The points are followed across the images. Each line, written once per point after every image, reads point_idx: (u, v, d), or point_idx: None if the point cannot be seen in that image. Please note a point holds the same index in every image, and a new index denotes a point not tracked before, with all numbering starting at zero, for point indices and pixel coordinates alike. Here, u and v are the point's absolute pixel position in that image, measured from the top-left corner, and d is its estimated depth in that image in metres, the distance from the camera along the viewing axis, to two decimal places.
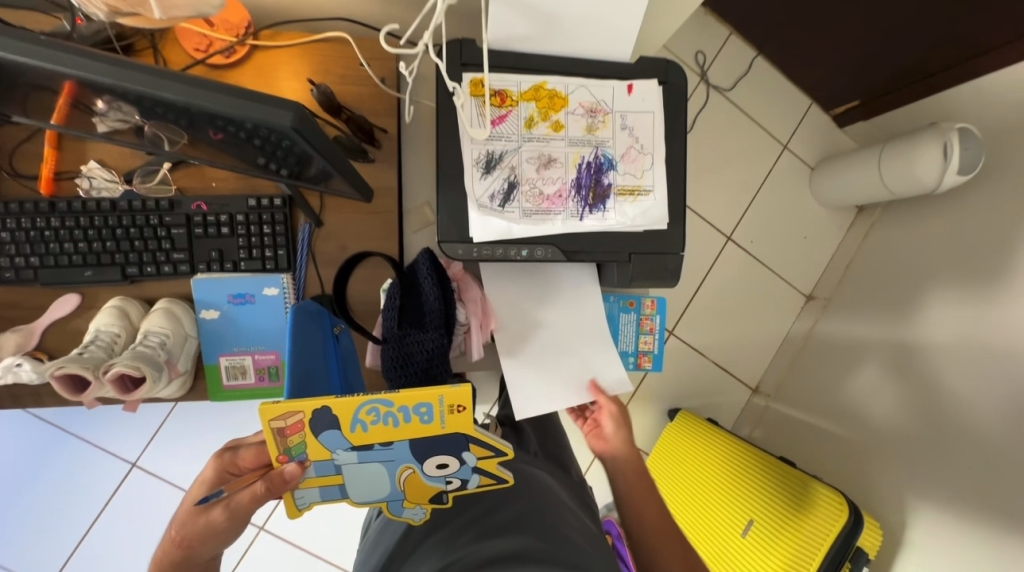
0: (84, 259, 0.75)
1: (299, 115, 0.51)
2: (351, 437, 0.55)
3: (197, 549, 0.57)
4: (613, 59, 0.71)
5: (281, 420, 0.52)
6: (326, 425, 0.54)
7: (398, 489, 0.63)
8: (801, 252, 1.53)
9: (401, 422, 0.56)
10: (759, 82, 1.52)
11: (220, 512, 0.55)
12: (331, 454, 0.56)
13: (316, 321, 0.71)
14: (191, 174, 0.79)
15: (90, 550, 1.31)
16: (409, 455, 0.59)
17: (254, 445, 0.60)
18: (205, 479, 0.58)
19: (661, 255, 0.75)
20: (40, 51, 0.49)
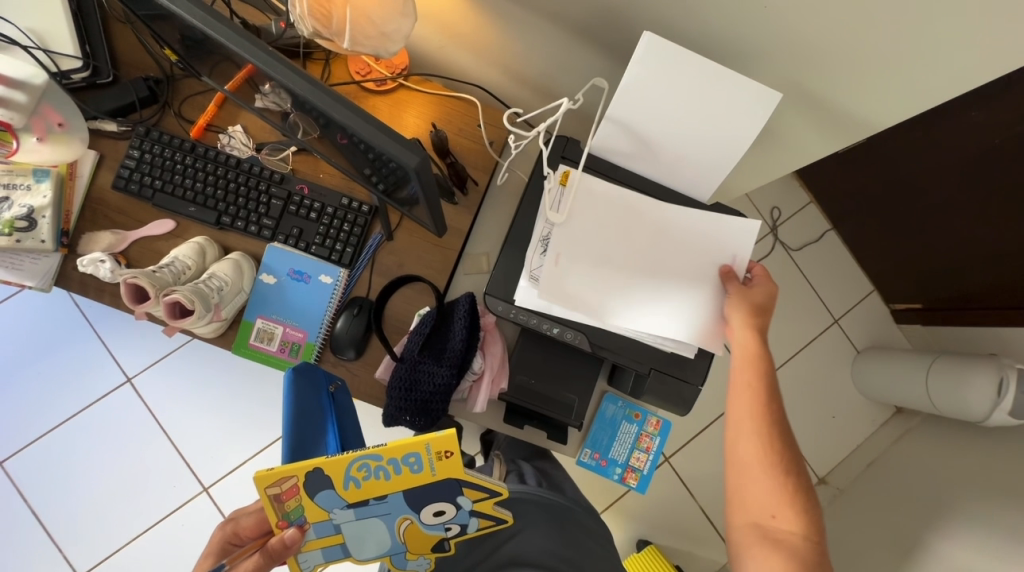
0: (194, 197, 0.86)
1: (424, 164, 0.57)
2: (345, 494, 0.63)
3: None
4: (692, 197, 0.79)
5: (277, 487, 0.60)
6: (321, 486, 0.61)
7: (400, 541, 0.71)
8: (829, 431, 1.60)
9: (393, 474, 0.63)
10: (825, 253, 1.67)
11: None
12: (327, 513, 0.63)
13: (310, 383, 0.77)
14: (308, 162, 0.91)
15: (55, 444, 1.38)
16: (406, 507, 0.67)
17: (254, 514, 0.71)
18: (212, 550, 0.69)
19: (679, 382, 0.78)
20: (264, 59, 0.57)
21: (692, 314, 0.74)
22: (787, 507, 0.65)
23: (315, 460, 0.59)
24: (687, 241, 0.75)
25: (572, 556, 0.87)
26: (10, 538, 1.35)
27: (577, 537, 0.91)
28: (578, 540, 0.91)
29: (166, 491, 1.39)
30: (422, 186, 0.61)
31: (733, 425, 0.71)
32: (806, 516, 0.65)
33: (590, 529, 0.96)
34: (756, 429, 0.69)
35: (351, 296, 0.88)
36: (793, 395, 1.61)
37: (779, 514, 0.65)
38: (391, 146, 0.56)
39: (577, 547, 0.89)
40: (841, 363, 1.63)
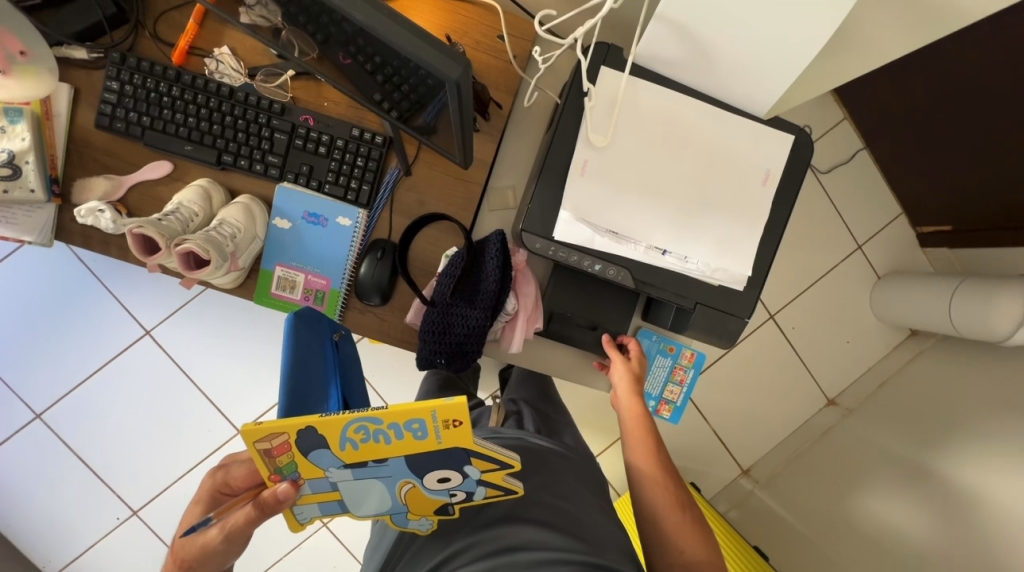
0: (189, 134, 0.77)
1: (466, 77, 0.51)
2: (341, 454, 0.58)
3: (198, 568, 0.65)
4: (748, 110, 0.70)
5: (267, 441, 0.56)
6: (315, 444, 0.57)
7: (401, 502, 0.67)
8: (840, 354, 1.59)
9: (393, 439, 0.58)
10: (856, 174, 1.57)
11: (217, 531, 0.63)
12: (323, 471, 0.60)
13: (313, 328, 0.74)
14: (309, 88, 0.80)
15: (85, 397, 1.41)
16: (406, 472, 0.62)
17: (244, 464, 0.70)
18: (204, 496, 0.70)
19: (724, 314, 0.74)
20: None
21: (748, 236, 0.71)
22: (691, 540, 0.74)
23: (309, 417, 0.55)
24: (742, 158, 0.71)
25: (568, 509, 0.78)
26: (60, 483, 1.42)
27: (572, 487, 0.83)
28: (576, 490, 0.83)
29: (201, 435, 1.44)
30: (460, 102, 0.55)
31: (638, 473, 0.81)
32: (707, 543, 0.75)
33: (591, 481, 0.90)
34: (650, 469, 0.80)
35: (372, 239, 0.82)
36: (812, 322, 1.58)
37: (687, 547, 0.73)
38: (435, 61, 0.49)
39: (571, 498, 0.80)
40: (862, 289, 1.59)
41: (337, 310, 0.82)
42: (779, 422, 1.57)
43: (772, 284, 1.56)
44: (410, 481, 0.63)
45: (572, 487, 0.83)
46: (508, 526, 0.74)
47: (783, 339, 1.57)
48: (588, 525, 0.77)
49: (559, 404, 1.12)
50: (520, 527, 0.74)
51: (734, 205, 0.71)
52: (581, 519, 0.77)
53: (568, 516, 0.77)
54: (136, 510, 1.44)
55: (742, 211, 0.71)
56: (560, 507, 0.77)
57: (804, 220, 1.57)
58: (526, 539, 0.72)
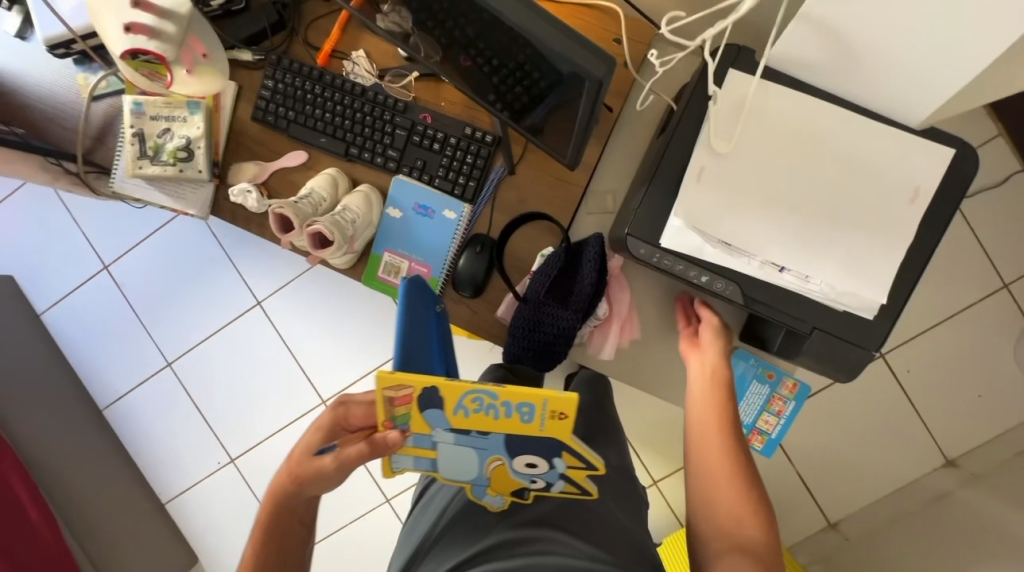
0: (325, 128, 0.87)
1: (607, 77, 0.57)
2: (451, 418, 0.61)
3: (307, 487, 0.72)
4: (898, 120, 0.63)
5: (394, 390, 0.60)
6: (432, 404, 0.61)
7: (486, 475, 0.69)
8: (969, 409, 1.36)
9: (501, 415, 0.60)
10: (1010, 200, 1.34)
11: (331, 460, 0.70)
12: (430, 429, 0.63)
13: (421, 297, 0.81)
14: (429, 89, 0.86)
15: (206, 353, 1.62)
16: (501, 449, 0.65)
17: (364, 406, 0.74)
18: (322, 425, 0.74)
19: (846, 343, 0.67)
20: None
21: (884, 261, 0.64)
22: (749, 514, 0.68)
23: (435, 377, 0.59)
24: (886, 171, 0.63)
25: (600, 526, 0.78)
26: (179, 425, 1.65)
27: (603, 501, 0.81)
28: (604, 503, 0.81)
29: (292, 399, 1.60)
30: (592, 103, 0.61)
31: (699, 441, 0.75)
32: (769, 524, 0.67)
33: (625, 491, 0.87)
34: (720, 442, 0.74)
35: (472, 233, 0.86)
36: (935, 367, 1.37)
37: (744, 522, 0.67)
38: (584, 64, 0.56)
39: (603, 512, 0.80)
40: (1006, 335, 1.35)
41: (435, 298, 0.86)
42: (881, 475, 1.39)
43: None
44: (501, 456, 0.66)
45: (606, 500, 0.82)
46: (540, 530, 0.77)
47: (896, 382, 1.38)
48: (620, 540, 0.77)
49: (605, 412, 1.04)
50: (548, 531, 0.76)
51: (872, 224, 0.64)
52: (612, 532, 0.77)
53: (595, 530, 0.77)
54: (233, 458, 1.63)
55: (882, 230, 0.64)
56: (592, 522, 0.78)
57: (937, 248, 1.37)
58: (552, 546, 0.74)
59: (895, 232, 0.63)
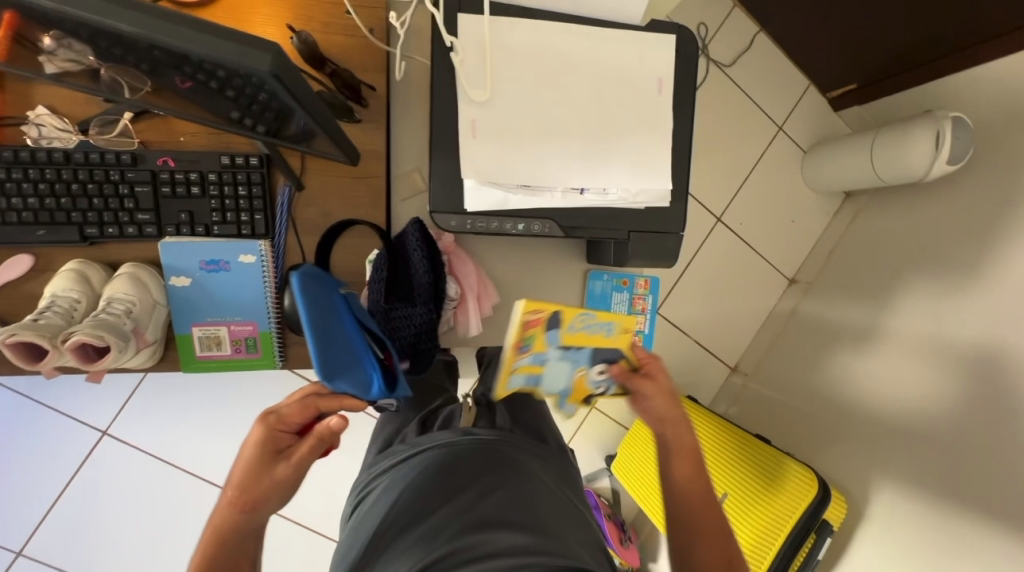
0: (36, 217, 0.68)
1: (278, 63, 0.46)
2: (563, 336, 0.70)
3: (257, 508, 0.59)
4: (623, 21, 0.67)
5: (532, 314, 0.65)
6: (556, 325, 0.68)
7: (568, 385, 0.79)
8: (790, 236, 1.64)
9: (601, 332, 0.72)
10: (758, 58, 1.58)
11: (285, 469, 0.61)
12: (547, 347, 0.71)
13: (319, 284, 0.60)
14: (157, 127, 0.71)
15: (61, 519, 1.31)
16: (587, 362, 0.76)
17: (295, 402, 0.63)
18: (253, 441, 0.61)
19: (659, 234, 0.73)
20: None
21: (659, 152, 0.69)
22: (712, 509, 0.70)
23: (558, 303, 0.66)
24: (631, 71, 0.67)
25: (539, 510, 0.68)
26: None
27: (543, 481, 0.75)
28: (542, 485, 0.73)
29: (201, 514, 1.38)
30: (292, 91, 0.50)
31: (674, 449, 0.74)
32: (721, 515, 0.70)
33: (563, 474, 0.82)
34: (692, 448, 0.74)
35: (286, 267, 0.76)
36: (756, 214, 1.62)
37: (707, 518, 0.69)
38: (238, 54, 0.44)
39: (543, 496, 0.71)
40: (793, 168, 1.63)
41: (275, 352, 0.77)
42: (751, 315, 1.64)
43: (712, 188, 1.58)
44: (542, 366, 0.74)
45: (545, 482, 0.75)
46: (482, 531, 0.64)
47: (735, 237, 1.61)
48: (562, 529, 0.67)
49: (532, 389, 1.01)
50: (490, 532, 0.64)
51: (638, 123, 0.68)
52: (550, 513, 0.68)
53: (534, 510, 0.68)
54: None
55: (647, 125, 0.69)
56: (529, 508, 0.68)
57: (723, 116, 1.57)
58: (495, 546, 0.61)
59: (657, 123, 0.69)
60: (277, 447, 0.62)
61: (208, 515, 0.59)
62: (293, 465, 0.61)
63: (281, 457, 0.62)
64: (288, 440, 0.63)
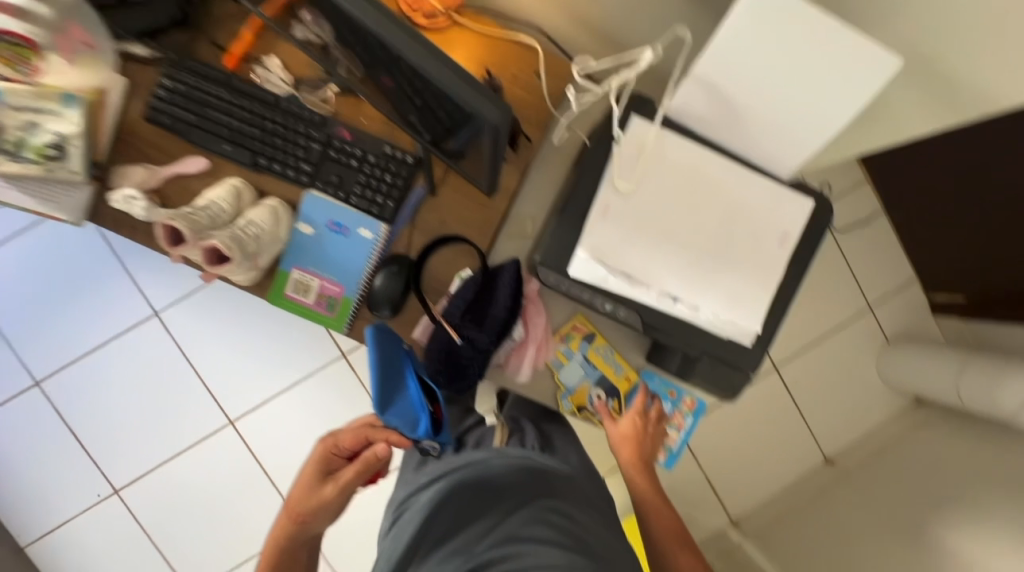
0: (230, 135, 0.81)
1: (504, 120, 0.56)
2: (592, 354, 0.86)
3: (312, 519, 0.73)
4: (772, 172, 0.72)
5: (577, 325, 0.85)
6: (589, 341, 0.85)
7: (580, 393, 0.87)
8: (842, 414, 1.56)
9: (618, 367, 0.87)
10: (871, 235, 1.58)
11: (332, 486, 0.73)
12: (576, 355, 0.86)
13: (390, 337, 0.74)
14: (348, 102, 0.83)
15: (87, 369, 1.43)
16: (599, 381, 0.87)
17: (349, 429, 0.77)
18: (315, 456, 0.76)
19: (728, 367, 0.75)
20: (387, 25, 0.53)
21: (760, 297, 0.72)
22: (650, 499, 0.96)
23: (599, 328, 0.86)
24: (759, 215, 0.72)
25: (570, 528, 0.72)
26: (51, 452, 1.43)
27: (571, 503, 0.77)
28: (579, 512, 0.77)
29: (193, 422, 1.45)
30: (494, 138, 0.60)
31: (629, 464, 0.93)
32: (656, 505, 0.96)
33: (597, 498, 0.85)
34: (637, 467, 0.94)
35: (390, 253, 0.84)
36: (816, 379, 1.56)
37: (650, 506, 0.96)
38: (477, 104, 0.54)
39: (574, 517, 0.74)
40: (870, 351, 1.57)
41: (347, 318, 0.83)
42: (772, 476, 1.54)
43: (779, 335, 1.55)
44: (565, 361, 0.86)
45: (574, 502, 0.78)
46: (521, 544, 0.68)
47: (785, 392, 1.55)
48: (594, 543, 0.72)
49: (560, 418, 1.03)
50: (530, 543, 0.68)
51: (750, 263, 0.72)
52: (582, 536, 0.72)
53: (570, 533, 0.71)
54: (118, 489, 1.44)
55: (759, 270, 0.72)
56: (562, 524, 0.72)
57: (816, 274, 1.57)
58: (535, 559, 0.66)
59: (768, 270, 0.72)
60: (329, 469, 0.76)
61: (280, 516, 0.75)
62: (335, 491, 0.73)
63: (330, 479, 0.75)
64: (337, 463, 0.77)
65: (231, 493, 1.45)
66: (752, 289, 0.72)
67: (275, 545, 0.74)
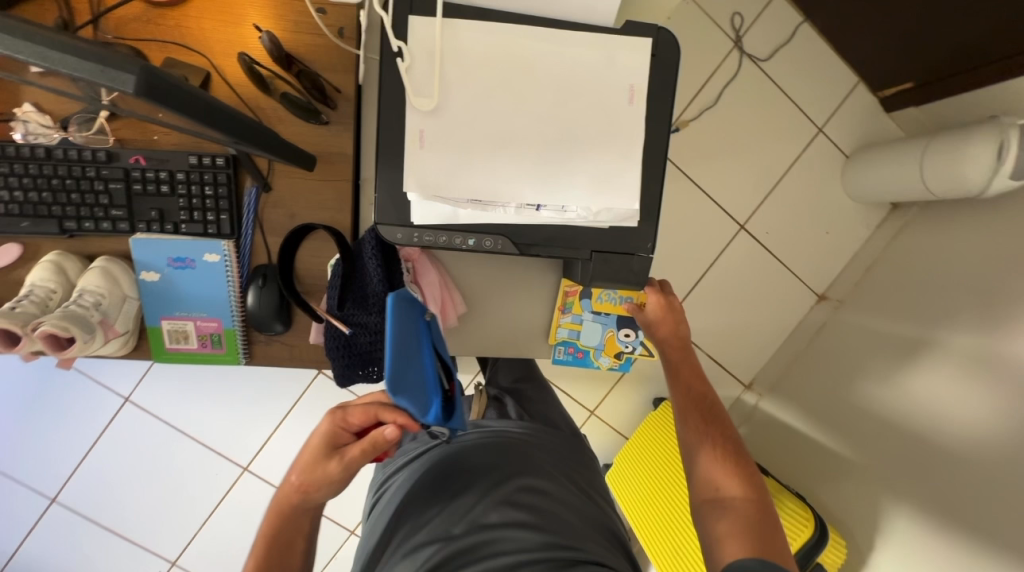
0: (20, 210, 0.72)
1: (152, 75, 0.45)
2: (597, 304, 0.85)
3: (311, 496, 0.63)
4: (594, 23, 0.61)
5: (571, 285, 0.82)
6: (588, 295, 0.84)
7: (602, 342, 0.87)
8: (821, 248, 1.50)
9: (621, 304, 0.86)
10: (798, 51, 1.44)
11: (336, 465, 0.62)
12: (583, 313, 0.85)
13: (412, 301, 0.57)
14: (131, 126, 0.73)
15: (88, 473, 1.40)
16: (613, 324, 0.87)
17: (363, 404, 0.64)
18: (322, 430, 0.64)
19: (625, 255, 0.68)
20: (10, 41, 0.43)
21: (627, 169, 0.64)
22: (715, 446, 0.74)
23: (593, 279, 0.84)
24: (597, 77, 0.62)
25: (541, 500, 0.71)
26: (96, 556, 1.43)
27: (545, 472, 0.76)
28: (554, 474, 0.76)
29: (209, 483, 1.44)
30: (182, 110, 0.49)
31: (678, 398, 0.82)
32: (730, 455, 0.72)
33: (575, 455, 0.84)
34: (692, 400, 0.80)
35: (251, 267, 0.77)
36: (784, 223, 1.48)
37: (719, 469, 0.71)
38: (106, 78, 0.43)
39: (547, 488, 0.73)
40: (832, 174, 1.48)
41: (239, 349, 0.78)
42: (770, 331, 1.51)
43: (735, 192, 1.46)
44: (579, 327, 0.85)
45: (548, 471, 0.76)
46: (493, 528, 0.66)
47: (758, 247, 1.48)
48: (565, 510, 0.71)
49: (542, 382, 0.99)
50: (500, 528, 0.67)
51: (603, 135, 0.63)
52: (555, 504, 0.71)
53: (541, 505, 0.70)
54: (174, 561, 1.46)
55: (615, 141, 0.63)
56: (532, 500, 0.70)
57: (752, 115, 1.45)
58: (505, 543, 0.65)
59: (626, 136, 0.63)
60: (336, 445, 0.64)
61: (281, 489, 0.65)
62: (341, 470, 0.62)
63: (335, 454, 0.63)
64: (346, 438, 0.65)
65: None
66: (615, 163, 0.64)
67: (273, 518, 0.65)
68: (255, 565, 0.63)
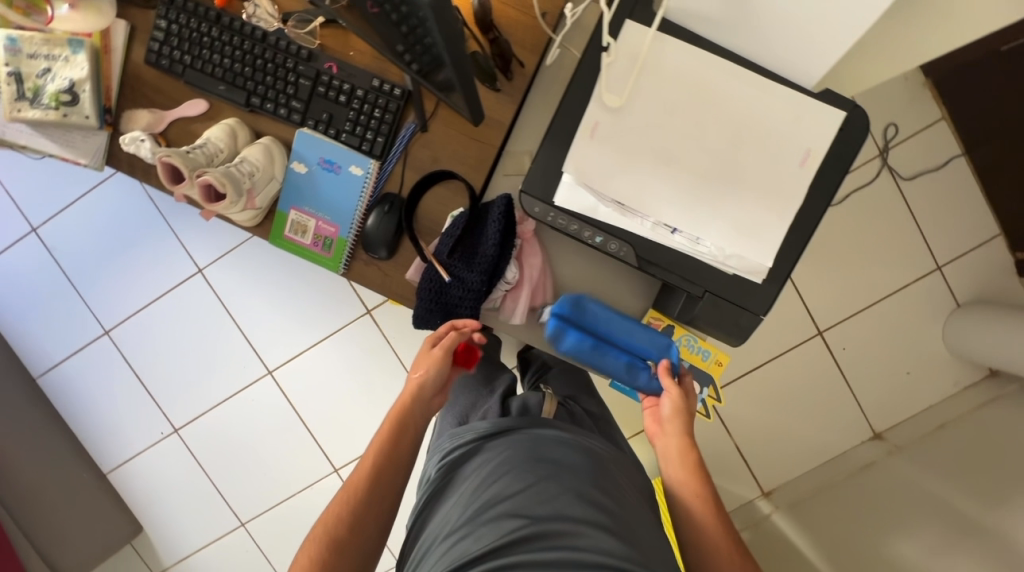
0: (223, 75, 0.81)
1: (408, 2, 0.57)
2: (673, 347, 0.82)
3: (424, 382, 0.77)
4: (794, 82, 0.62)
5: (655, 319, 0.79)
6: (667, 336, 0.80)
7: None
8: (899, 386, 1.40)
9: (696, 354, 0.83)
10: (946, 182, 1.37)
11: (438, 349, 0.77)
12: None
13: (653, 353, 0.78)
14: (336, 37, 0.81)
15: (143, 321, 1.52)
16: None
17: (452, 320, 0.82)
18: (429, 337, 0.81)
19: (736, 307, 0.67)
20: None
21: (774, 225, 0.64)
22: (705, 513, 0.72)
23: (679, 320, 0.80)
24: (777, 130, 0.62)
25: (619, 512, 0.60)
26: (118, 396, 1.55)
27: (624, 489, 0.65)
28: (630, 494, 0.66)
29: (234, 373, 1.52)
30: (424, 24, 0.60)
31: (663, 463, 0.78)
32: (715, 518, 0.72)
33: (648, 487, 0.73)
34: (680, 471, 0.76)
35: (382, 192, 0.83)
36: (869, 345, 1.40)
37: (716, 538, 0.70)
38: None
39: (624, 503, 0.62)
40: (937, 316, 1.38)
41: (343, 259, 0.83)
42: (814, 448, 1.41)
43: (828, 296, 1.40)
44: None
45: (628, 487, 0.66)
46: (568, 520, 0.57)
47: (832, 359, 1.40)
48: (642, 531, 0.60)
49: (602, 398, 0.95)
50: (574, 521, 0.57)
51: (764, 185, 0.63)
52: (634, 522, 0.60)
53: (620, 515, 0.59)
54: (178, 428, 1.55)
55: (773, 196, 0.63)
56: (609, 504, 0.60)
57: (875, 227, 1.38)
58: (580, 540, 0.55)
59: (785, 194, 0.63)
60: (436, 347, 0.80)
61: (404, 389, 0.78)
62: (443, 351, 0.77)
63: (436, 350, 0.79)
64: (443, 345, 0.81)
65: (268, 439, 1.52)
66: (764, 215, 0.64)
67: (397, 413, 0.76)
68: (381, 447, 0.72)
